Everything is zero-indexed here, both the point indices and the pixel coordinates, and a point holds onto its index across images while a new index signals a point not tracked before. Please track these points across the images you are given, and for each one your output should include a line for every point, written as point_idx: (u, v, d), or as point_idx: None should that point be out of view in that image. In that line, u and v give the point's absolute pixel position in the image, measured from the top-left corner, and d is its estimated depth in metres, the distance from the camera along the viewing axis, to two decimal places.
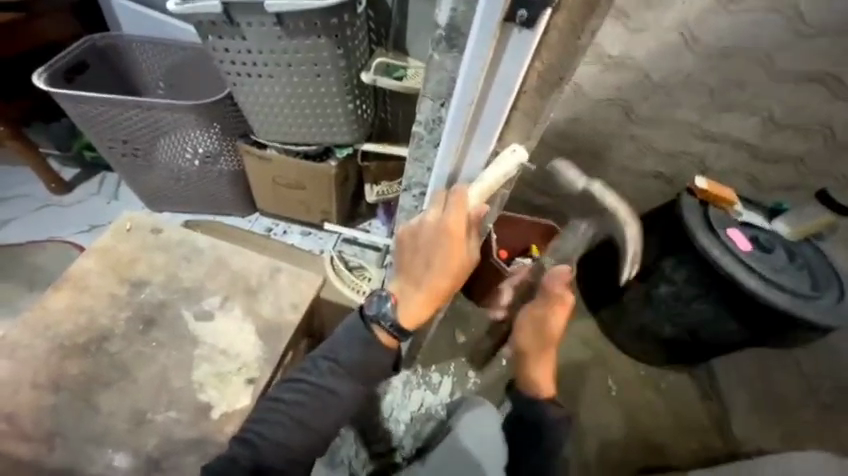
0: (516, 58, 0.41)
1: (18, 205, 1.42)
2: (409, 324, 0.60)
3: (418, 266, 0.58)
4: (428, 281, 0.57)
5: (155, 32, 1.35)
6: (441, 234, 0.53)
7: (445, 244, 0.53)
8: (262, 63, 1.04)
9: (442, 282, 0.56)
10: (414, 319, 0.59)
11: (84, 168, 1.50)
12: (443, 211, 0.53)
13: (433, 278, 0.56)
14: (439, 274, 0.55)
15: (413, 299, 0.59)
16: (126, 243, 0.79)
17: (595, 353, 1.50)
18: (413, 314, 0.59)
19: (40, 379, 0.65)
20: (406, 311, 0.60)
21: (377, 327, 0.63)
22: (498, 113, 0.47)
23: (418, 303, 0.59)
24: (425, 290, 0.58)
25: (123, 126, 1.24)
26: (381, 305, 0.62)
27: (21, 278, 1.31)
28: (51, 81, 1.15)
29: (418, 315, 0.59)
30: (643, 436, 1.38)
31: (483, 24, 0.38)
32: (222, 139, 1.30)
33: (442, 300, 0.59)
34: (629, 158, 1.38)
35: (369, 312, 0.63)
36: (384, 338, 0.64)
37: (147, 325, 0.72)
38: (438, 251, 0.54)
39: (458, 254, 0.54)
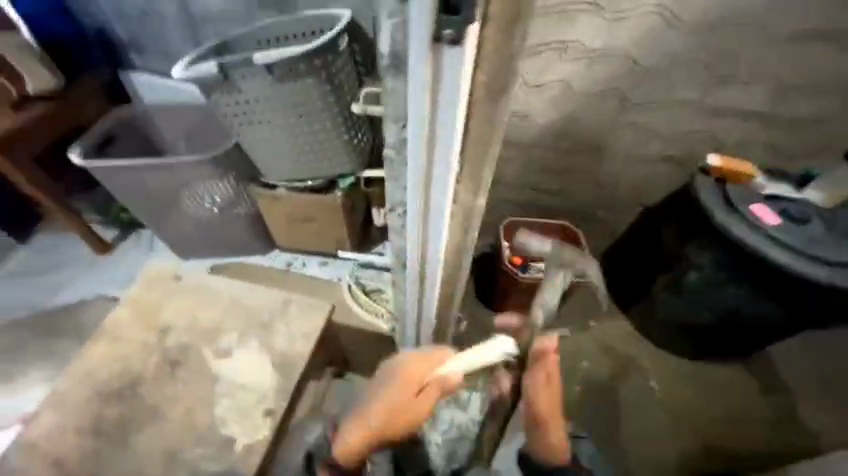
0: (456, 75, 0.40)
1: (71, 269, 1.57)
2: (344, 458, 0.66)
3: (364, 402, 0.67)
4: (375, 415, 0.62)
5: (172, 99, 1.48)
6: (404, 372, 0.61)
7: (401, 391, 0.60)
8: (259, 110, 1.12)
9: (372, 417, 0.62)
10: (354, 451, 0.64)
11: (123, 228, 1.65)
12: (392, 366, 0.64)
13: (369, 414, 0.63)
14: (372, 411, 0.63)
15: (355, 429, 0.64)
16: (152, 292, 0.85)
17: (632, 351, 1.46)
18: (344, 441, 0.65)
19: (82, 427, 0.70)
20: (346, 440, 0.65)
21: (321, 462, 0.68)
22: (452, 129, 0.45)
23: (354, 433, 0.64)
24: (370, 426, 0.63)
25: (150, 186, 1.37)
26: (330, 431, 0.71)
27: (72, 335, 1.44)
28: (87, 156, 1.29)
29: (347, 449, 0.65)
30: (694, 436, 1.31)
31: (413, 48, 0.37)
32: (236, 185, 1.41)
33: (371, 439, 0.63)
34: (634, 145, 1.35)
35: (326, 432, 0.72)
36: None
37: (173, 366, 0.77)
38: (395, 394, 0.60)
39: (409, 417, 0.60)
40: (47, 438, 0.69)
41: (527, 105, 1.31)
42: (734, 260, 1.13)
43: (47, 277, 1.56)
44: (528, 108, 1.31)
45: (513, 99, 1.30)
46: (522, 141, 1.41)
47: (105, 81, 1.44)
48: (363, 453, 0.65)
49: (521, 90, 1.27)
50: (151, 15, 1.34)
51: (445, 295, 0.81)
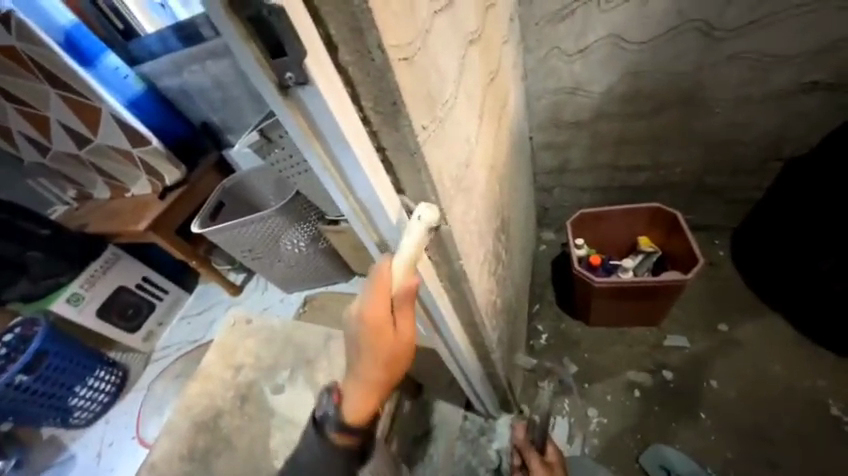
0: (323, 115, 0.35)
1: (214, 310, 1.92)
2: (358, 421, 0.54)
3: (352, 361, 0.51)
4: (368, 371, 0.50)
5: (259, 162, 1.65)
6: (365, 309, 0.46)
7: (368, 341, 0.48)
8: (300, 159, 1.22)
9: (374, 372, 0.50)
10: (363, 412, 0.53)
11: (248, 271, 1.97)
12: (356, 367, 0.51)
13: (372, 370, 0.50)
14: (375, 367, 0.50)
15: (354, 392, 0.52)
16: (228, 335, 1.00)
17: (797, 360, 1.11)
18: (356, 409, 0.52)
19: (181, 453, 0.86)
20: (352, 403, 0.53)
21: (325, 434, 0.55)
22: (356, 166, 0.39)
23: (360, 397, 0.52)
24: (366, 383, 0.51)
25: (246, 240, 1.55)
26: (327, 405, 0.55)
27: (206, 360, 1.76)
28: (203, 223, 1.55)
29: (362, 412, 0.53)
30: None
31: (269, 101, 0.35)
32: (312, 225, 1.56)
33: (386, 388, 0.52)
34: (740, 84, 1.03)
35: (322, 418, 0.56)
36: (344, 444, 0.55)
37: (243, 400, 0.90)
38: (376, 353, 0.49)
39: (389, 360, 0.49)
40: (163, 462, 0.85)
41: (573, 77, 1.10)
42: None
43: (202, 317, 1.92)
44: (576, 79, 1.10)
45: (554, 75, 1.11)
46: (577, 118, 1.18)
47: (217, 161, 1.73)
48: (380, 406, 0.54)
49: (560, 62, 1.08)
50: (229, 100, 1.56)
51: (465, 324, 0.74)
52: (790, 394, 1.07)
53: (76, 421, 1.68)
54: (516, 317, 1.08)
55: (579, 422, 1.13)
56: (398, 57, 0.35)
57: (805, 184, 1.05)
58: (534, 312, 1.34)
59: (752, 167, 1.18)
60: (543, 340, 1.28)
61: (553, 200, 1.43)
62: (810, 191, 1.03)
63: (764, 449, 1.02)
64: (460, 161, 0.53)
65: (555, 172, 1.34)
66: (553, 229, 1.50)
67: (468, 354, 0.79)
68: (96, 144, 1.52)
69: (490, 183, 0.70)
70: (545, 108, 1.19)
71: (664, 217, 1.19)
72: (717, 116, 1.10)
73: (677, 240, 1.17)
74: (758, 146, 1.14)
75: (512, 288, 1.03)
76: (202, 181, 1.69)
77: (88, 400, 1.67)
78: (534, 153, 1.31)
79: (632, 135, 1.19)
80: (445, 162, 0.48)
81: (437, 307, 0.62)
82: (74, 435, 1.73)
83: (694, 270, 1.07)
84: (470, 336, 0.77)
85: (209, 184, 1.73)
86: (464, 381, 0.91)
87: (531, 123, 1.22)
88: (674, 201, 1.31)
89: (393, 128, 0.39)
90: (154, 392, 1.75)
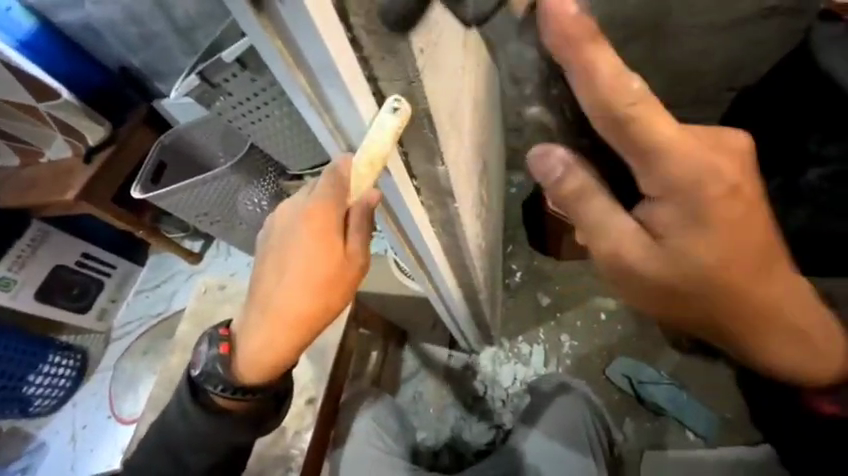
0: (304, 33, 0.33)
1: (173, 281, 1.78)
2: (250, 374, 0.64)
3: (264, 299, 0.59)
4: (277, 334, 0.60)
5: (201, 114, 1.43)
6: (300, 231, 0.52)
7: (296, 273, 0.55)
8: (253, 106, 1.09)
9: (287, 297, 0.57)
10: (259, 365, 0.63)
11: (206, 237, 1.81)
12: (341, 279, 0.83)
13: (280, 308, 0.57)
14: (285, 291, 0.56)
15: (253, 339, 0.61)
16: (203, 303, 0.95)
17: None
18: (252, 357, 0.62)
19: None
20: (258, 341, 0.61)
21: (211, 396, 0.67)
22: (342, 99, 0.37)
23: (260, 349, 0.61)
24: (271, 321, 0.59)
25: (200, 203, 1.41)
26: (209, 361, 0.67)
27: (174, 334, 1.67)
28: (145, 188, 1.38)
29: (254, 361, 0.62)
30: None
31: (250, 29, 0.34)
32: (272, 182, 1.43)
33: (288, 331, 0.59)
34: (704, 10, 1.04)
35: (198, 367, 0.67)
36: (224, 404, 0.68)
37: None
38: (306, 298, 0.56)
39: (318, 310, 0.58)
40: None
41: None
42: None
43: (160, 290, 1.77)
44: None
45: None
46: None
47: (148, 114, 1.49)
48: (272, 363, 0.63)
49: None
50: (152, 39, 1.32)
51: (455, 268, 0.74)
52: None
53: (38, 410, 1.60)
54: (495, 260, 1.11)
55: (553, 348, 1.24)
56: None
57: (747, 127, 1.11)
58: (508, 252, 1.37)
59: (709, 98, 1.23)
60: (517, 278, 1.34)
61: None
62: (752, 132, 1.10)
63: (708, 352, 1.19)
64: (453, 95, 0.50)
65: None
66: None
67: (457, 295, 0.80)
68: None
69: (473, 121, 0.67)
70: None
71: None
72: (681, 46, 1.11)
73: None
74: (716, 74, 1.17)
75: (492, 231, 1.04)
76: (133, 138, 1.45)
77: (47, 386, 1.58)
78: None
79: None
80: (440, 96, 0.45)
81: (430, 250, 0.61)
82: (40, 422, 1.64)
83: None
84: (459, 279, 0.78)
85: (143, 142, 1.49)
86: (451, 322, 0.94)
87: None
88: None
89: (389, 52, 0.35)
90: (123, 370, 1.66)
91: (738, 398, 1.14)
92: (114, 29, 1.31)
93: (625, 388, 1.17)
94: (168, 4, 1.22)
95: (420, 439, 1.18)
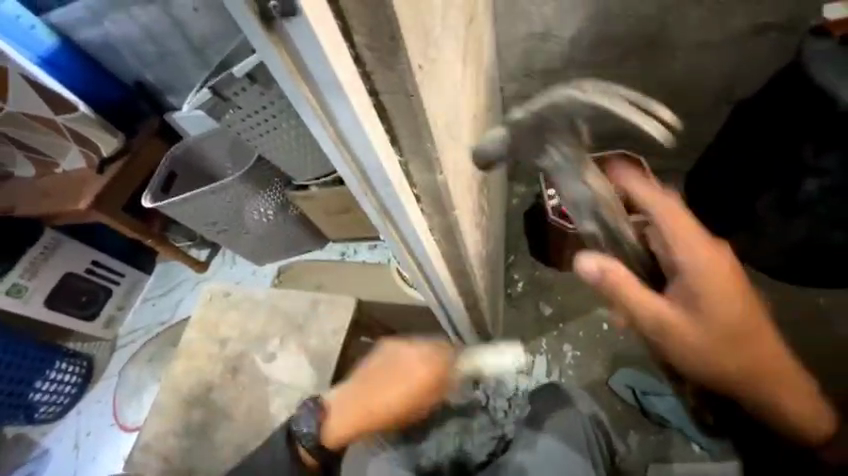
0: (313, 53, 0.32)
1: (179, 290, 1.80)
2: (333, 442, 0.76)
3: None
4: (381, 398, 0.78)
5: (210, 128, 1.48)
6: (424, 376, 0.78)
7: (414, 384, 0.77)
8: (262, 119, 1.12)
9: None
10: (337, 437, 0.76)
11: (212, 246, 1.84)
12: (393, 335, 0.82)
13: None
14: None
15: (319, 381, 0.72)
16: (208, 310, 0.97)
17: None
18: (334, 435, 0.77)
19: (179, 428, 0.87)
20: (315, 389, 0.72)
21: (303, 445, 0.79)
22: (351, 117, 0.37)
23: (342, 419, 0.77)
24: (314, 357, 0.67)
25: (208, 212, 1.45)
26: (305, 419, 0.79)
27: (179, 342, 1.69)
28: (155, 197, 1.42)
29: (338, 436, 0.77)
30: None
31: (258, 42, 0.33)
32: (278, 192, 1.46)
33: None
34: (700, 26, 1.06)
35: (300, 430, 0.78)
36: (308, 461, 0.79)
37: (234, 372, 0.90)
38: (419, 378, 0.78)
39: (415, 391, 0.78)
40: (157, 441, 0.86)
41: (544, 21, 1.08)
42: None
43: (167, 298, 1.80)
44: (546, 24, 1.08)
45: (523, 20, 1.08)
46: (548, 67, 1.17)
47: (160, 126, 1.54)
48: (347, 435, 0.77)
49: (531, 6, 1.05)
50: (166, 55, 1.38)
51: (456, 276, 0.76)
52: None
53: (43, 416, 1.62)
54: (496, 269, 1.12)
55: (556, 359, 1.24)
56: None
57: (746, 139, 1.12)
58: (510, 262, 1.38)
59: (708, 111, 1.25)
60: (519, 288, 1.34)
61: None
62: (748, 143, 1.12)
63: None
64: (451, 107, 0.52)
65: None
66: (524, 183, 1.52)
67: (458, 303, 0.81)
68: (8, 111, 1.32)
69: (474, 134, 0.69)
70: (516, 57, 1.16)
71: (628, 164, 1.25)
72: (678, 60, 1.14)
73: None
74: (715, 88, 1.19)
75: (493, 241, 1.06)
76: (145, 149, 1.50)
77: (52, 393, 1.59)
78: (505, 105, 1.29)
79: (600, 82, 1.20)
80: (438, 108, 0.46)
81: (430, 257, 0.62)
82: (44, 429, 1.65)
83: None
84: (460, 287, 0.79)
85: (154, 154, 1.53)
86: (452, 331, 0.95)
87: (502, 72, 1.20)
88: (638, 148, 1.36)
89: (389, 67, 0.36)
90: (127, 377, 1.67)
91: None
92: (130, 46, 1.36)
93: (628, 400, 1.16)
94: (182, 22, 1.27)
95: None
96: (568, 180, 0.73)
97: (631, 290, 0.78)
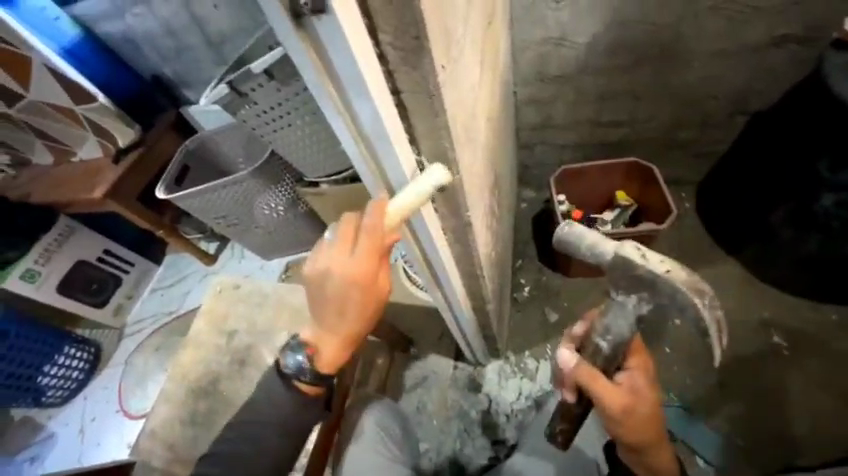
0: (340, 51, 0.33)
1: (187, 281, 1.83)
2: (330, 365, 0.65)
3: (328, 318, 0.60)
4: (345, 326, 0.60)
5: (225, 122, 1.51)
6: (353, 269, 0.53)
7: (354, 285, 0.54)
8: (276, 115, 1.14)
9: (354, 327, 0.60)
10: (333, 365, 0.65)
11: (221, 239, 1.86)
12: (344, 249, 0.54)
13: (345, 326, 0.60)
14: (353, 323, 0.60)
15: (326, 347, 0.63)
16: (218, 301, 0.98)
17: (752, 299, 1.23)
18: (329, 360, 0.64)
19: (184, 417, 0.88)
20: (325, 353, 0.64)
21: (297, 379, 0.67)
22: (374, 116, 0.38)
23: (333, 348, 0.63)
24: (339, 336, 0.62)
25: (219, 206, 1.47)
26: (292, 360, 0.66)
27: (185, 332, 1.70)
28: (169, 189, 1.44)
29: (335, 360, 0.65)
30: (834, 393, 1.11)
31: (286, 39, 0.33)
32: (288, 188, 1.48)
33: (356, 341, 0.64)
34: (719, 35, 1.05)
35: (287, 368, 0.67)
36: (307, 387, 0.68)
37: (241, 364, 0.91)
38: (353, 273, 0.53)
39: (372, 299, 0.57)
40: (163, 428, 0.87)
41: (560, 26, 1.08)
42: None
43: (175, 288, 1.82)
44: (562, 29, 1.08)
45: (540, 24, 1.08)
46: (562, 72, 1.17)
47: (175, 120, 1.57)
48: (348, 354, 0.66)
49: (548, 10, 1.05)
50: (184, 50, 1.40)
51: (464, 277, 0.76)
52: (744, 329, 1.20)
53: (50, 400, 1.64)
54: (504, 272, 1.11)
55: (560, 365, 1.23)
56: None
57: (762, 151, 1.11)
58: (517, 266, 1.38)
59: (723, 121, 1.24)
60: (526, 292, 1.34)
61: (534, 157, 1.43)
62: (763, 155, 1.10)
63: (719, 377, 1.16)
64: (469, 109, 0.52)
65: (537, 129, 1.34)
66: (534, 188, 1.52)
67: (465, 305, 0.81)
68: (29, 100, 1.35)
69: (488, 136, 0.69)
70: (531, 61, 1.16)
71: (640, 172, 1.24)
72: (694, 69, 1.13)
73: (653, 192, 1.24)
74: (731, 98, 1.18)
75: (501, 244, 1.06)
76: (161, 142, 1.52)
77: (60, 377, 1.62)
78: (518, 109, 1.29)
79: (614, 89, 1.20)
80: (458, 110, 0.46)
81: (441, 257, 0.62)
82: (51, 413, 1.68)
83: (667, 220, 1.14)
84: (468, 287, 0.80)
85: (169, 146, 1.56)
86: (458, 332, 0.95)
87: (516, 76, 1.20)
88: (650, 156, 1.36)
89: (412, 67, 0.37)
90: (133, 365, 1.69)
91: (752, 427, 1.10)
92: (150, 40, 1.39)
93: None
94: (201, 17, 1.29)
95: (423, 450, 1.17)
96: (618, 319, 0.67)
97: (599, 389, 0.65)
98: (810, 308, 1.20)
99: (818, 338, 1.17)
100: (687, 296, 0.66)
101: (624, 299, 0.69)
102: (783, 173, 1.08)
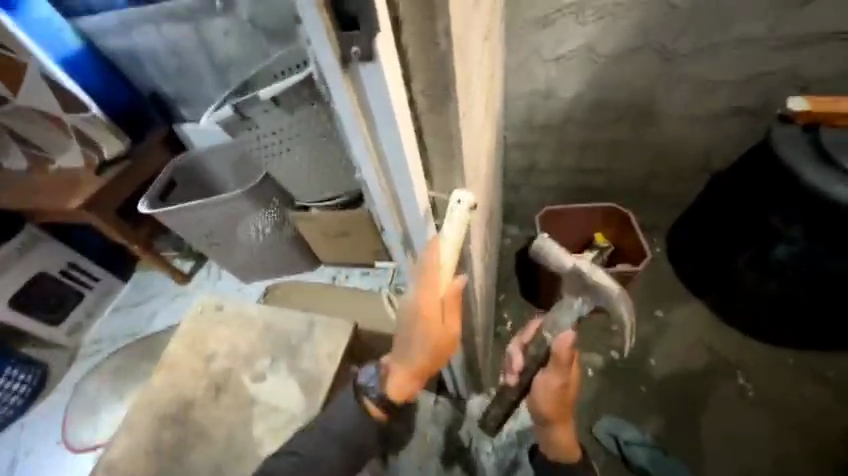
0: (378, 93, 0.36)
1: (157, 300, 1.73)
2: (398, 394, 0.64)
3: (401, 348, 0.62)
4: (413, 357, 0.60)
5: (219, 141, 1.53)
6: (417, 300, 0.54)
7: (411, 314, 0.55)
8: (276, 140, 1.16)
9: (422, 359, 0.60)
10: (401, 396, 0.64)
11: (198, 258, 1.80)
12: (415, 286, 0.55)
13: (414, 357, 0.60)
14: (421, 354, 0.60)
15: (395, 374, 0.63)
16: (198, 322, 0.94)
17: (718, 343, 1.30)
18: (398, 389, 0.63)
19: (150, 447, 0.81)
20: (394, 382, 0.64)
21: (367, 396, 0.66)
22: (399, 152, 0.41)
23: (402, 377, 0.63)
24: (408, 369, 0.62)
25: (203, 225, 1.44)
26: (372, 376, 0.67)
27: (147, 355, 1.59)
28: (152, 204, 1.40)
29: (402, 391, 0.63)
30: (798, 437, 1.16)
31: (331, 77, 0.37)
32: (276, 211, 1.47)
33: (423, 375, 0.63)
34: (684, 102, 1.19)
35: (361, 381, 0.67)
36: (376, 408, 0.66)
37: (218, 390, 0.87)
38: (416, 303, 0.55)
39: (435, 332, 0.57)
40: (123, 459, 0.80)
41: (548, 81, 1.19)
42: (830, 227, 1.01)
43: (142, 307, 1.72)
44: (550, 84, 1.19)
45: (531, 79, 1.19)
46: (548, 122, 1.28)
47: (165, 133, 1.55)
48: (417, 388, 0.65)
49: (538, 67, 1.16)
50: (188, 70, 1.43)
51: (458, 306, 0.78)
52: (713, 371, 1.26)
53: None
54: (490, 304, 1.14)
55: None
56: (439, 48, 0.36)
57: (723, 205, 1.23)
58: (499, 300, 1.42)
59: (690, 176, 1.36)
60: (509, 327, 1.39)
61: (519, 197, 1.51)
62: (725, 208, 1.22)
63: (689, 417, 1.20)
64: (476, 151, 0.57)
65: (523, 171, 1.43)
66: (517, 225, 1.59)
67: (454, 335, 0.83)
68: (16, 105, 1.31)
69: (487, 174, 0.74)
70: (520, 109, 1.26)
71: (616, 216, 1.33)
72: (664, 129, 1.26)
73: (628, 236, 1.33)
74: (696, 158, 1.31)
75: (489, 277, 1.09)
76: (148, 154, 1.50)
77: None
78: (506, 151, 1.38)
79: (594, 140, 1.31)
80: (468, 151, 0.51)
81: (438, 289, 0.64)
82: None
83: (641, 263, 1.22)
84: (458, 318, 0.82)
85: (157, 159, 1.53)
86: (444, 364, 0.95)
87: (506, 122, 1.30)
88: (625, 203, 1.47)
89: (439, 112, 0.41)
90: (84, 391, 1.54)
91: (724, 470, 1.13)
92: (153, 58, 1.41)
93: (611, 449, 1.15)
94: (209, 42, 1.33)
95: None
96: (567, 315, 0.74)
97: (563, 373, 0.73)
98: (770, 352, 1.28)
99: (781, 383, 1.24)
100: (617, 302, 0.72)
101: (574, 302, 0.75)
102: (743, 226, 1.19)
